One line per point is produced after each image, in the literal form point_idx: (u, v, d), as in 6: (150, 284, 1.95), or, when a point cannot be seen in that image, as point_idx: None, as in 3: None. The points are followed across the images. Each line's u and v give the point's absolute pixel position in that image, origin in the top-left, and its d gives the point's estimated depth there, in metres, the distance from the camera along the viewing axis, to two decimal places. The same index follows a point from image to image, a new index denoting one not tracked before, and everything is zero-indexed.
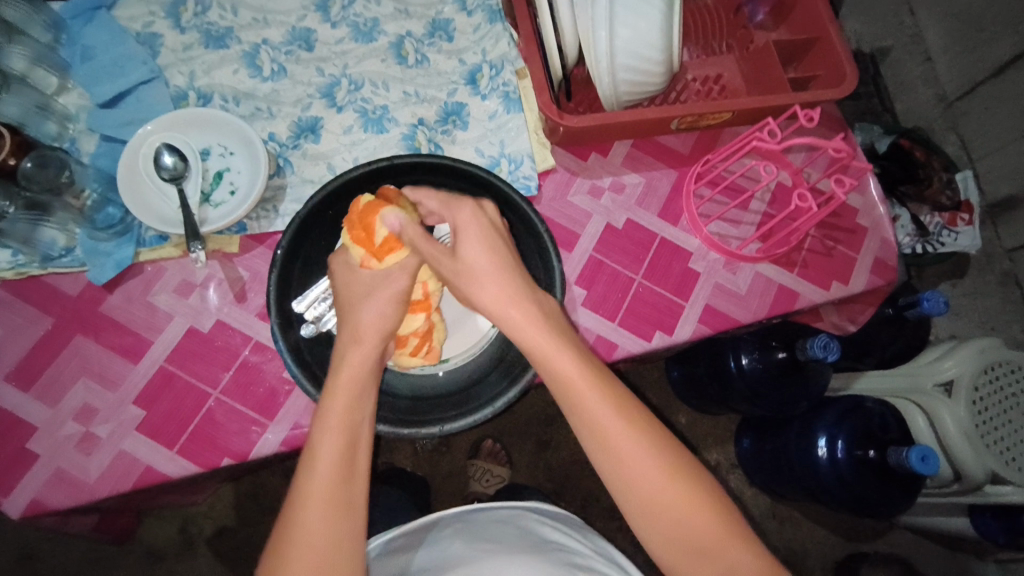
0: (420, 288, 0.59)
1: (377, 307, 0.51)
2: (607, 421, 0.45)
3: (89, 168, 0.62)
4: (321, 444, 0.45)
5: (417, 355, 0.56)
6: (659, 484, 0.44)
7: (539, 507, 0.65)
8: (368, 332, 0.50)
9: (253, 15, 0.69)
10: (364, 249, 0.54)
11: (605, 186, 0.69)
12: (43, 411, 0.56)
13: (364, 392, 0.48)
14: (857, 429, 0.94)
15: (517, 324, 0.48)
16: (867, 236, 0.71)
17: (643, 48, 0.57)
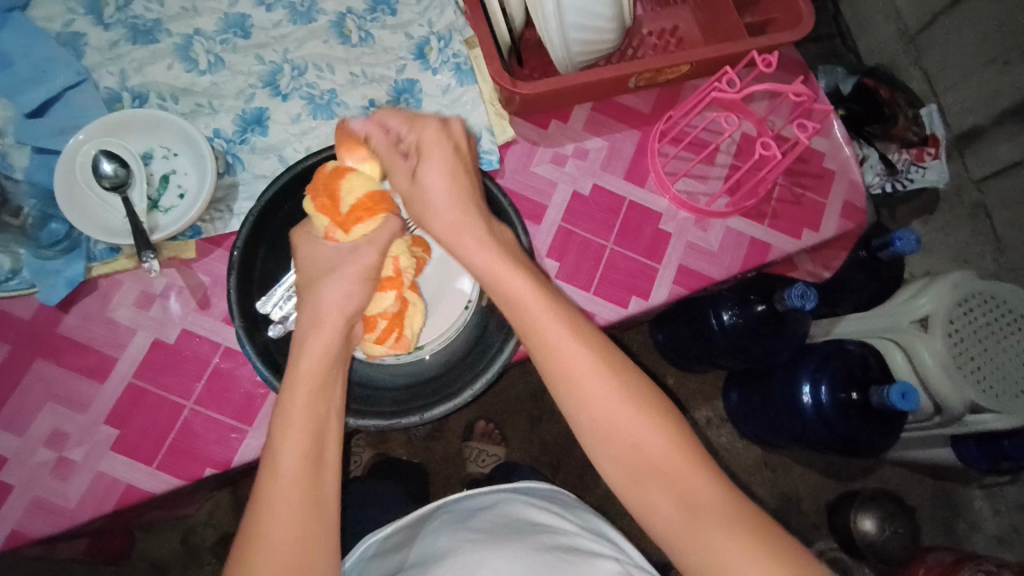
0: (391, 263, 0.52)
1: (342, 287, 0.48)
2: (567, 352, 0.47)
3: (23, 185, 0.59)
4: (285, 435, 0.44)
5: (385, 339, 0.52)
6: (618, 414, 0.46)
7: (528, 488, 0.65)
8: (330, 313, 0.48)
9: (181, 4, 0.65)
10: (328, 219, 0.51)
11: (569, 153, 0.68)
12: (12, 440, 0.54)
13: (331, 383, 0.47)
14: (839, 372, 0.96)
15: (471, 251, 0.49)
16: (834, 180, 0.70)
17: (592, 5, 0.55)
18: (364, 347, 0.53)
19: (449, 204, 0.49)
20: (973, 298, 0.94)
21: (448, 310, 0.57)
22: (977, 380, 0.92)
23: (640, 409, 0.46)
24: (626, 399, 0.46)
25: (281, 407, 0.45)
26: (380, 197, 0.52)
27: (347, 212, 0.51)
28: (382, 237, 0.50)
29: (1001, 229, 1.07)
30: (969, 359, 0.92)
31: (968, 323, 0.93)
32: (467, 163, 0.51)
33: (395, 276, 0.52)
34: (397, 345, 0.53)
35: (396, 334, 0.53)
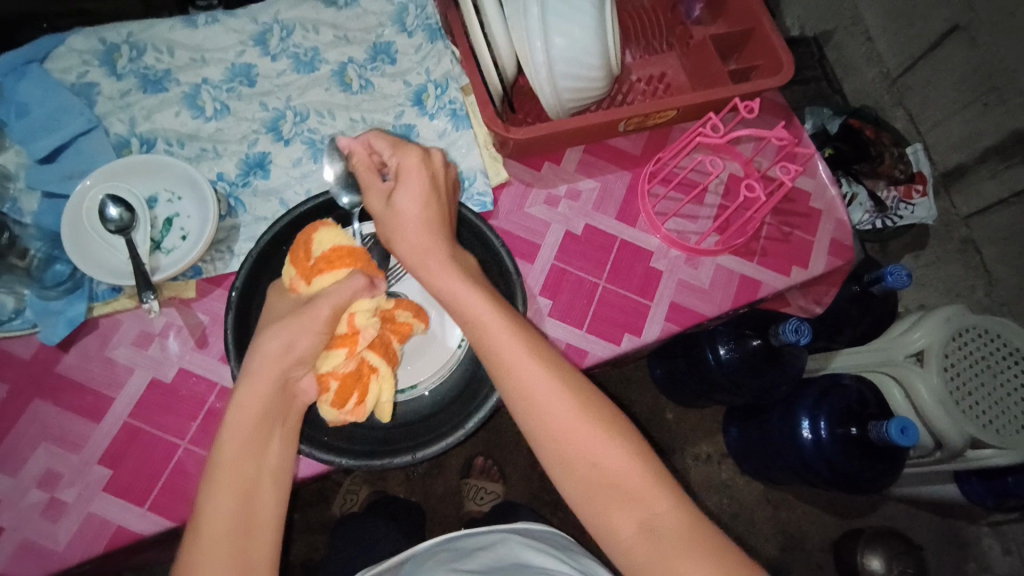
0: (347, 320, 0.50)
1: (283, 337, 0.47)
2: (526, 372, 0.48)
3: (31, 229, 0.60)
4: (212, 491, 0.44)
5: (340, 401, 0.49)
6: (579, 432, 0.46)
7: (529, 530, 0.65)
8: (264, 363, 0.47)
9: (190, 55, 0.68)
10: (295, 270, 0.52)
11: (561, 195, 0.70)
12: (5, 480, 0.54)
13: (266, 435, 0.46)
14: (837, 407, 0.97)
15: (434, 273, 0.51)
16: (821, 219, 0.72)
17: (580, 55, 0.58)
18: (322, 411, 0.50)
19: (416, 230, 0.52)
20: (968, 331, 0.94)
21: (443, 348, 0.59)
22: (976, 415, 0.92)
23: (600, 428, 0.47)
24: (585, 419, 0.47)
25: (212, 461, 0.45)
26: (348, 252, 0.52)
27: (314, 263, 0.51)
28: (336, 295, 0.49)
29: (990, 264, 1.08)
30: (967, 395, 0.92)
31: (964, 357, 0.93)
32: (440, 192, 0.54)
33: (351, 333, 0.50)
34: (352, 408, 0.50)
35: (353, 397, 0.50)
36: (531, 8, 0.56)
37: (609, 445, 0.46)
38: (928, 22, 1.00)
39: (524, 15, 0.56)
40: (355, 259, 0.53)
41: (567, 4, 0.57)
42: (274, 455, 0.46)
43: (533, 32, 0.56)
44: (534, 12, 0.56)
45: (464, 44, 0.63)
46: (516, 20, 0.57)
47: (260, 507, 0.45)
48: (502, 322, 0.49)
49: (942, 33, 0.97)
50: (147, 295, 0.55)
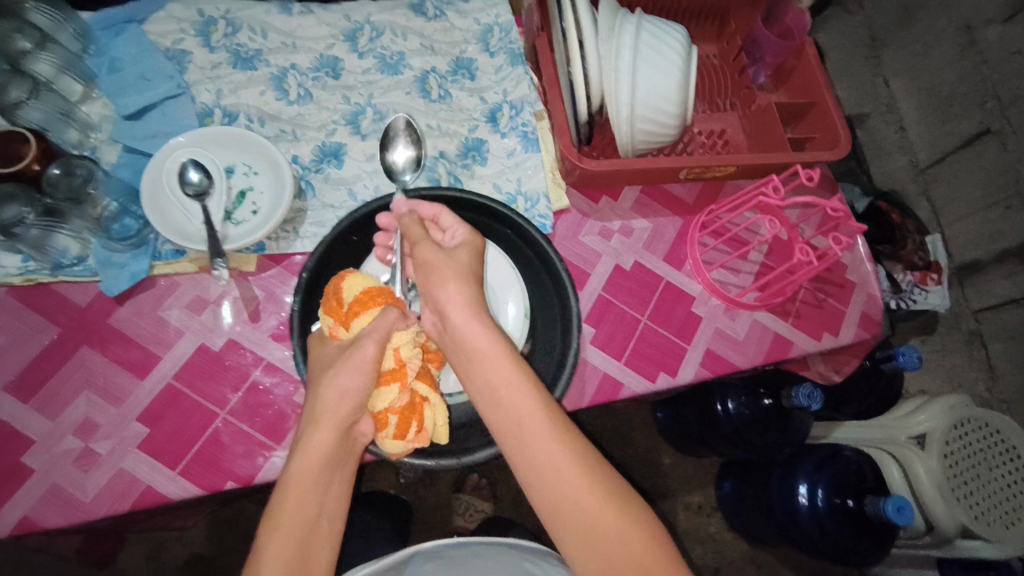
0: (392, 355, 0.51)
1: (342, 382, 0.49)
2: (531, 424, 0.48)
3: (112, 178, 0.61)
4: (270, 543, 0.45)
5: (403, 433, 0.49)
6: (570, 473, 0.46)
7: (523, 544, 0.65)
8: (327, 411, 0.49)
9: (282, 40, 0.71)
10: (333, 318, 0.52)
11: (615, 229, 0.72)
12: (42, 422, 0.54)
13: (326, 485, 0.48)
14: (835, 478, 0.98)
15: (472, 333, 0.51)
16: (855, 291, 0.75)
17: (661, 101, 0.61)
18: (384, 446, 0.50)
19: (458, 284, 0.52)
20: (970, 422, 0.97)
21: None
22: (970, 504, 0.93)
23: (585, 470, 0.47)
24: (575, 462, 0.47)
25: (269, 513, 0.47)
26: (378, 291, 0.52)
27: (347, 309, 0.52)
28: (379, 329, 0.50)
29: (994, 360, 1.11)
30: (963, 484, 0.94)
31: (964, 447, 0.96)
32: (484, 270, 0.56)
33: (398, 367, 0.50)
34: (416, 437, 0.50)
35: (413, 426, 0.50)
36: (624, 51, 0.59)
37: (593, 487, 0.46)
38: (961, 123, 1.05)
39: (616, 57, 0.59)
40: (386, 295, 0.53)
41: (657, 52, 0.60)
42: (330, 506, 0.48)
43: (622, 73, 0.59)
44: (626, 55, 0.59)
45: (549, 72, 0.66)
46: (608, 59, 0.60)
47: (315, 560, 0.46)
48: (516, 377, 0.49)
49: (974, 134, 1.03)
50: (219, 263, 0.57)
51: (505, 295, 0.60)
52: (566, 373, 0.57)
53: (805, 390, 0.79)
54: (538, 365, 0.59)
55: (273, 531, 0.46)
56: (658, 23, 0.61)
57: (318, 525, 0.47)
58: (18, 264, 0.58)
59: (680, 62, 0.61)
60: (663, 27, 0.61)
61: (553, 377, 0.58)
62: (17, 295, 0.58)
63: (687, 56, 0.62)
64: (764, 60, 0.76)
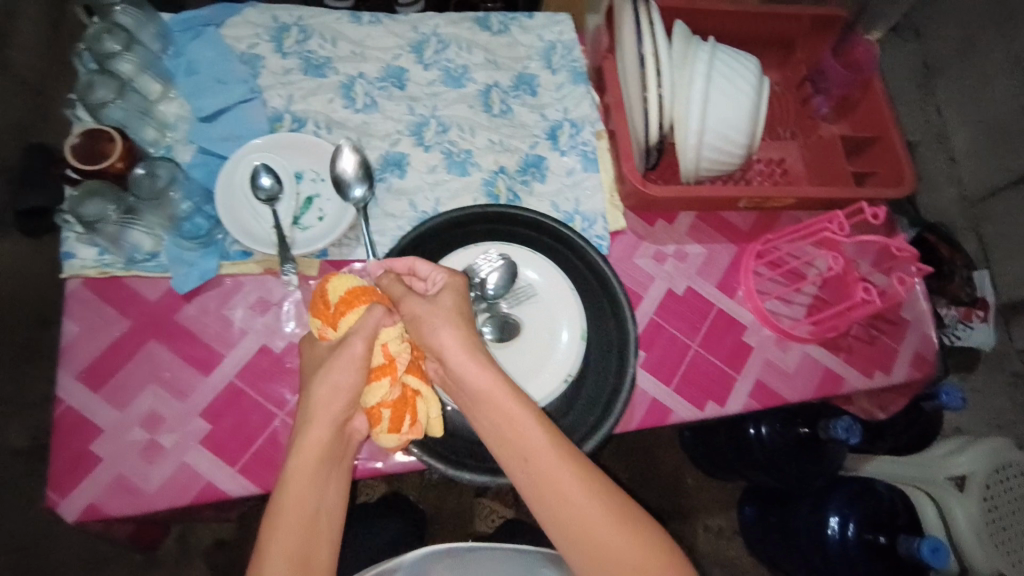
0: (381, 351, 0.50)
1: (333, 381, 0.49)
2: (541, 457, 0.48)
3: (191, 181, 0.62)
4: (274, 536, 0.46)
5: (397, 426, 0.49)
6: (584, 503, 0.47)
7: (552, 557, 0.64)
8: (320, 409, 0.49)
9: (351, 49, 0.72)
10: (322, 320, 0.51)
11: (669, 253, 0.72)
12: (111, 413, 0.56)
13: (326, 480, 0.49)
14: (867, 514, 0.98)
15: (467, 376, 0.49)
16: (909, 330, 0.74)
17: (730, 131, 0.61)
18: (380, 441, 0.50)
19: (449, 325, 0.51)
20: (1011, 467, 0.93)
21: (547, 380, 0.58)
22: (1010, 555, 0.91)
23: (598, 501, 0.47)
24: (585, 489, 0.48)
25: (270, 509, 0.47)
26: (362, 290, 0.51)
27: (334, 309, 0.51)
28: (367, 328, 0.49)
29: None
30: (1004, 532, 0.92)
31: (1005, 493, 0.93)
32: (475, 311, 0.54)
33: (387, 362, 0.50)
34: (411, 429, 0.50)
35: (407, 418, 0.50)
36: (697, 79, 0.59)
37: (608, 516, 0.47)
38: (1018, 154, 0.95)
39: (689, 86, 0.59)
40: (372, 293, 0.52)
41: (730, 82, 0.60)
42: (330, 500, 0.49)
43: (693, 102, 0.59)
44: (699, 84, 0.59)
45: (616, 95, 0.68)
46: (681, 87, 0.60)
47: (316, 553, 0.47)
48: (517, 413, 0.49)
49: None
50: (287, 267, 0.59)
51: (562, 319, 0.60)
52: (622, 393, 0.58)
53: (843, 423, 0.80)
54: (591, 390, 0.59)
55: (276, 528, 0.46)
56: (732, 53, 0.62)
57: (318, 520, 0.48)
58: (93, 258, 0.59)
59: (752, 93, 0.61)
60: (736, 57, 0.62)
61: (606, 403, 0.58)
62: (91, 286, 0.59)
63: (758, 88, 0.62)
64: (830, 91, 0.75)
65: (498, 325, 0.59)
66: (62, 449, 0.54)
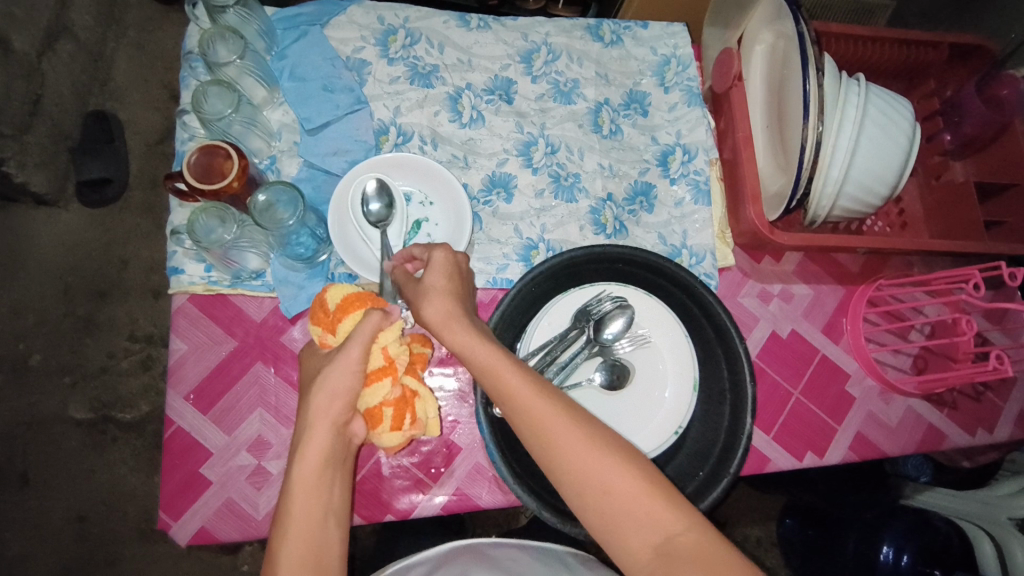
0: (381, 354, 0.49)
1: (331, 383, 0.46)
2: (545, 422, 0.43)
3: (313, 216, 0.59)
4: (282, 552, 0.41)
5: (399, 425, 0.51)
6: (586, 453, 0.42)
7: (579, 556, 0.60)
8: (320, 414, 0.46)
9: (458, 56, 0.68)
10: (321, 326, 0.51)
11: (775, 293, 0.69)
12: (219, 435, 0.56)
13: (329, 483, 0.45)
14: (923, 547, 0.96)
15: (461, 345, 0.47)
16: (1016, 387, 0.71)
17: (870, 181, 0.58)
18: (380, 440, 0.51)
19: (441, 298, 0.49)
20: None
21: (659, 431, 0.57)
22: None
23: (591, 441, 0.42)
24: (599, 450, 0.42)
25: (279, 517, 0.43)
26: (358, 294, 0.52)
27: (331, 314, 0.51)
28: (364, 333, 0.47)
29: None
30: None
31: None
32: (465, 282, 0.52)
33: (388, 365, 0.50)
34: (412, 426, 0.52)
35: (408, 417, 0.51)
36: (848, 127, 0.55)
37: (610, 465, 0.41)
38: None
39: (836, 132, 0.56)
40: (366, 297, 0.52)
41: (883, 132, 0.57)
42: (337, 504, 0.45)
43: (840, 150, 0.56)
44: (849, 131, 0.55)
45: (744, 129, 0.64)
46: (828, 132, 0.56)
47: (328, 561, 0.42)
48: (512, 373, 0.45)
49: None
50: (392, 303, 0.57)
51: (670, 378, 0.58)
52: (739, 454, 0.54)
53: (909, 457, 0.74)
54: (698, 441, 0.58)
55: (283, 535, 0.42)
56: (888, 97, 0.57)
57: (326, 524, 0.43)
58: (199, 274, 0.58)
59: (905, 143, 0.57)
60: (890, 100, 0.57)
61: (717, 458, 0.56)
62: (196, 303, 0.58)
63: (911, 135, 0.58)
64: (960, 127, 0.71)
65: (610, 369, 0.58)
66: (174, 470, 0.54)
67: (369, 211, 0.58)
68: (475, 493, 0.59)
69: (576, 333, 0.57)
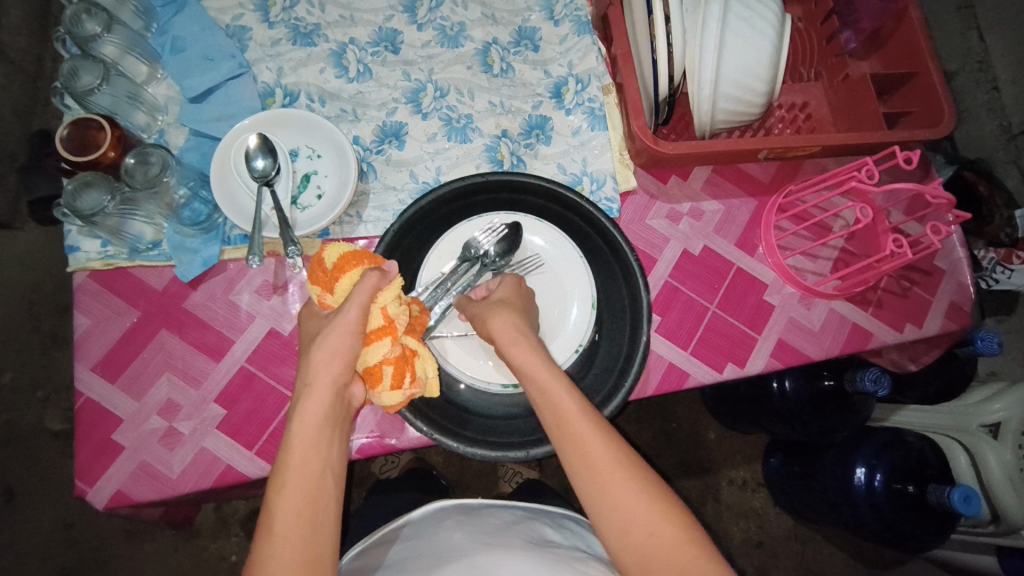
0: (379, 313, 0.47)
1: (329, 343, 0.45)
2: (587, 437, 0.44)
3: (183, 166, 0.60)
4: (281, 500, 0.41)
5: (399, 383, 0.48)
6: (618, 480, 0.43)
7: (550, 511, 0.64)
8: (320, 371, 0.45)
9: (340, 12, 0.68)
10: (320, 286, 0.49)
11: (684, 212, 0.69)
12: (128, 403, 0.57)
13: (329, 441, 0.44)
14: (896, 463, 0.92)
15: (525, 361, 0.48)
16: (943, 279, 0.70)
17: (746, 78, 0.57)
18: (380, 400, 0.49)
19: (513, 320, 0.50)
20: None
21: (560, 352, 0.56)
22: None
23: (628, 470, 0.43)
24: (630, 478, 0.43)
25: (278, 468, 0.43)
26: (359, 254, 0.50)
27: (329, 271, 0.49)
28: (362, 292, 0.46)
29: None
30: None
31: None
32: (533, 307, 0.54)
33: (387, 324, 0.47)
34: (413, 385, 0.49)
35: (408, 376, 0.49)
36: (711, 24, 0.54)
37: (641, 497, 0.42)
38: None
39: (702, 32, 0.55)
40: (365, 257, 0.51)
41: (749, 25, 0.56)
42: (337, 463, 0.44)
43: (707, 48, 0.55)
44: (713, 29, 0.54)
45: (624, 45, 0.62)
46: (693, 33, 0.56)
47: (325, 521, 0.41)
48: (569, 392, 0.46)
49: None
50: (254, 258, 0.55)
51: (569, 297, 0.58)
52: (635, 367, 0.56)
53: (870, 374, 0.74)
54: (606, 361, 0.58)
55: (282, 487, 0.41)
56: None
57: (325, 479, 0.43)
58: (96, 249, 0.59)
59: (772, 35, 0.57)
60: None
61: (619, 371, 0.57)
62: (97, 278, 0.59)
63: (778, 28, 0.58)
64: (859, 24, 0.70)
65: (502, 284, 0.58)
66: (85, 440, 0.55)
67: (255, 168, 0.57)
68: (385, 436, 0.59)
69: (466, 265, 0.57)
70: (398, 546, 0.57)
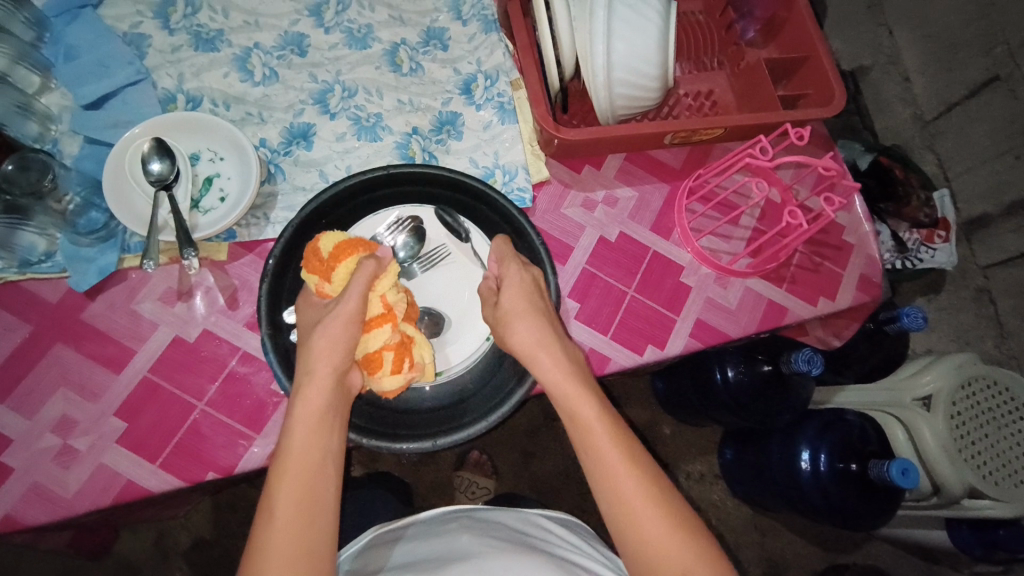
0: (378, 301, 0.50)
1: (325, 333, 0.48)
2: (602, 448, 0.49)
3: (73, 172, 0.60)
4: (281, 485, 0.44)
5: (400, 367, 0.50)
6: (638, 504, 0.46)
7: (551, 516, 0.62)
8: (320, 360, 0.48)
9: (244, 18, 0.67)
10: (319, 276, 0.51)
11: (598, 200, 0.70)
12: (19, 422, 0.54)
13: (329, 432, 0.47)
14: (840, 442, 0.92)
15: (551, 371, 0.52)
16: (852, 253, 0.72)
17: (638, 63, 0.58)
18: (381, 385, 0.51)
19: (539, 328, 0.53)
20: (978, 381, 0.92)
21: (471, 339, 0.57)
22: (977, 465, 0.89)
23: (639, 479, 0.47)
24: (641, 488, 0.47)
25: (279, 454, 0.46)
26: (351, 244, 0.52)
27: (328, 262, 0.51)
28: (361, 283, 0.49)
29: (1004, 316, 1.02)
30: (970, 444, 0.89)
31: (971, 406, 0.91)
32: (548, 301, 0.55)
33: (386, 311, 0.50)
34: (412, 369, 0.51)
35: (408, 361, 0.51)
36: (598, 10, 0.56)
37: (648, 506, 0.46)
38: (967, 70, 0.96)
39: (591, 21, 0.56)
40: (360, 244, 0.52)
41: (635, 12, 0.57)
42: (334, 451, 0.47)
43: (597, 34, 0.56)
44: (600, 15, 0.56)
45: (523, 38, 0.63)
46: (581, 21, 0.57)
47: (321, 504, 0.44)
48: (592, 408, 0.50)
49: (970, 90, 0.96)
50: (149, 261, 0.54)
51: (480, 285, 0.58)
52: None
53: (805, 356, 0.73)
54: None
55: (282, 473, 0.44)
56: None
57: (324, 465, 0.46)
58: None
59: (659, 21, 0.58)
60: None
61: None
62: None
63: (666, 14, 0.59)
64: (753, 14, 0.73)
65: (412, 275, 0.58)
66: None
67: (150, 171, 0.57)
68: None
69: None
70: (398, 549, 0.55)
